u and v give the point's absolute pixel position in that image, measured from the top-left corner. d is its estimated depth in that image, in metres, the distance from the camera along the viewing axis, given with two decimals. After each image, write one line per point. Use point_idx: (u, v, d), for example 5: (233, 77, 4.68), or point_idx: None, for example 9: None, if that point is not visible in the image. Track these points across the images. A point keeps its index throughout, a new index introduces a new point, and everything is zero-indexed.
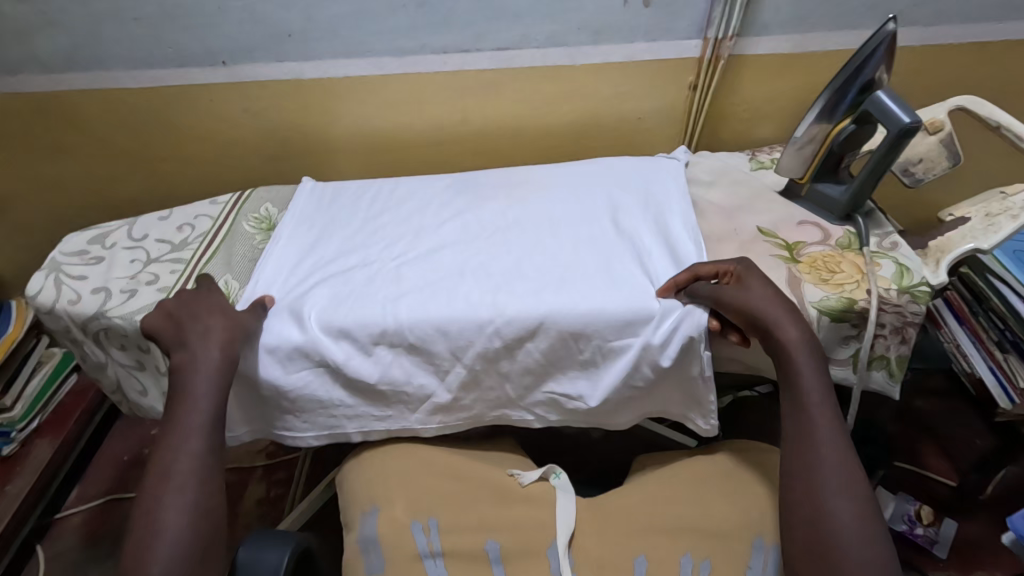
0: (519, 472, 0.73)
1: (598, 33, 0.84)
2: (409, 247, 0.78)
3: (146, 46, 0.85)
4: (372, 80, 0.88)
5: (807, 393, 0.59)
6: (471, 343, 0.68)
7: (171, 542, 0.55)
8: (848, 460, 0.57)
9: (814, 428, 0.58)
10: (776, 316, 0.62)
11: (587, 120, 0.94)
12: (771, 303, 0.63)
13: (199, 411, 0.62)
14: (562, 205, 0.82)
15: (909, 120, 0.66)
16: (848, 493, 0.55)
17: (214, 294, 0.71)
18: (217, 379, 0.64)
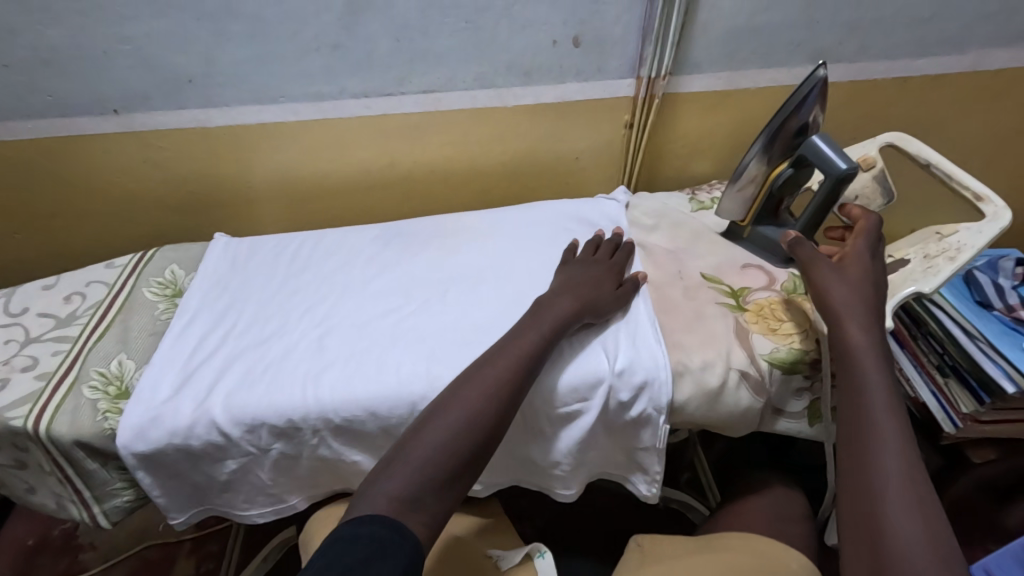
0: (499, 554, 0.64)
1: (528, 75, 0.80)
2: (334, 311, 0.71)
3: (19, 95, 0.75)
4: (287, 127, 0.81)
5: (870, 405, 0.55)
6: (404, 419, 0.62)
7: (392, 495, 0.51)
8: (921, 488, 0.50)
9: (875, 441, 0.53)
10: (851, 308, 0.60)
11: (523, 161, 0.89)
12: (858, 292, 0.61)
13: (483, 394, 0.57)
14: (499, 254, 0.77)
15: (846, 166, 0.65)
16: (921, 525, 0.48)
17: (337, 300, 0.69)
18: (525, 368, 0.59)
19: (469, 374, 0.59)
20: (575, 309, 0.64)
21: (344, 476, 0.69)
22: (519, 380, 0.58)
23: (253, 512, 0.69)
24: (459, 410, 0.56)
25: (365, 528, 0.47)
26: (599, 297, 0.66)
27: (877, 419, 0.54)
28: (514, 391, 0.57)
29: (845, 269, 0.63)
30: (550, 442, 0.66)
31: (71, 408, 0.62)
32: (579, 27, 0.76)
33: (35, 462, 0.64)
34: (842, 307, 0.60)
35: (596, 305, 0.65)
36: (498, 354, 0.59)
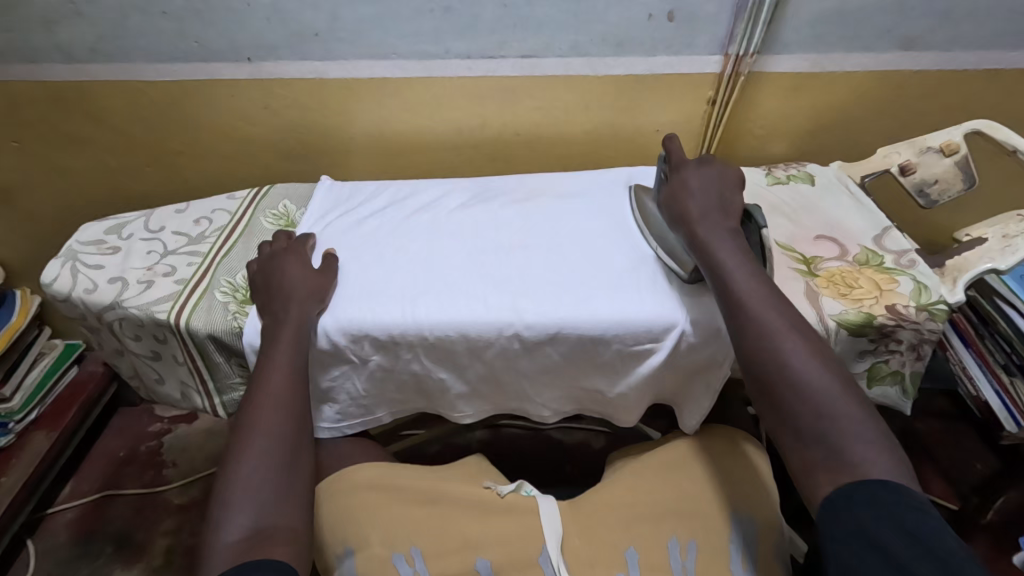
0: (494, 484, 0.73)
1: (620, 46, 0.85)
2: (425, 249, 0.78)
3: (172, 39, 0.86)
4: (396, 82, 0.89)
5: (724, 261, 0.63)
6: (490, 344, 0.69)
7: (249, 479, 0.58)
8: (786, 307, 0.61)
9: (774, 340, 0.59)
10: (705, 213, 0.67)
11: (605, 130, 0.95)
12: (704, 191, 0.69)
13: (274, 380, 0.64)
14: (578, 211, 0.83)
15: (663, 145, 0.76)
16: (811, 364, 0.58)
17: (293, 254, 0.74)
18: (301, 356, 0.66)
19: (265, 361, 0.65)
20: (309, 298, 0.69)
21: (424, 396, 0.76)
22: (296, 370, 0.65)
23: (343, 423, 0.77)
24: (256, 434, 0.61)
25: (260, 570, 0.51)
26: (316, 280, 0.71)
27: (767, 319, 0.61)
28: (295, 384, 0.65)
29: (680, 185, 0.70)
30: (618, 380, 0.72)
31: (206, 307, 0.72)
32: (674, 3, 0.81)
33: (169, 353, 0.74)
34: (693, 212, 0.67)
35: (321, 290, 0.70)
36: (267, 377, 0.64)
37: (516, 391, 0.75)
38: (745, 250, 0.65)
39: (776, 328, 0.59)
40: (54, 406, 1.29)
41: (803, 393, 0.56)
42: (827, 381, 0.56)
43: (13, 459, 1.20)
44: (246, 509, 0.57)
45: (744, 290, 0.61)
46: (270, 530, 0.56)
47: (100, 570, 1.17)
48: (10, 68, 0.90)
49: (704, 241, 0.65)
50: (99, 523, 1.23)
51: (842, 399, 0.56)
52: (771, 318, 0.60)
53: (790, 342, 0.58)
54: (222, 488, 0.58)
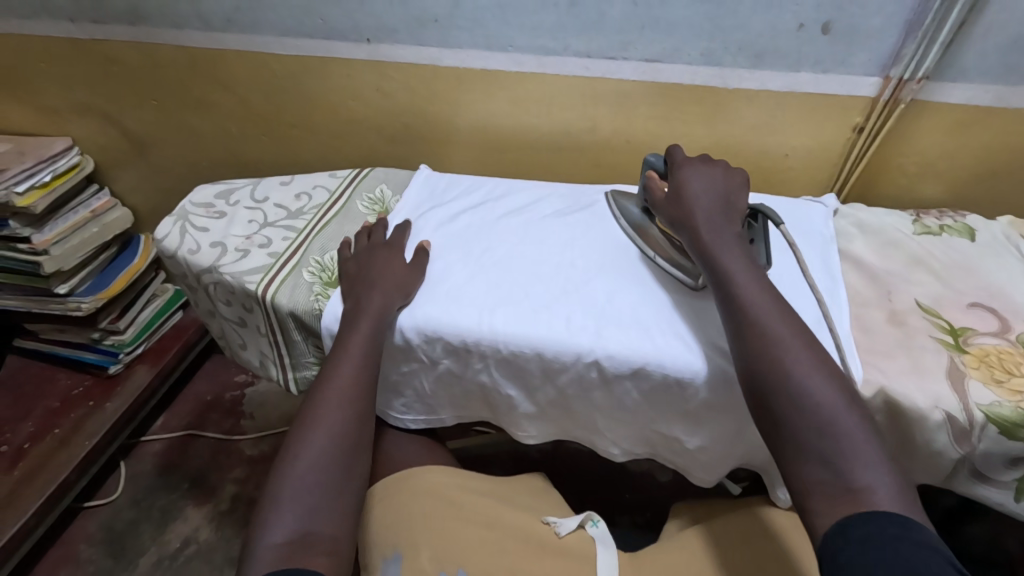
0: (556, 521, 0.67)
1: (759, 57, 0.76)
2: (512, 255, 0.74)
3: (298, 15, 0.87)
4: (506, 76, 0.86)
5: (733, 273, 0.58)
6: (565, 368, 0.64)
7: (306, 472, 0.58)
8: (795, 320, 0.56)
9: (777, 343, 0.53)
10: (709, 214, 0.62)
11: (725, 149, 0.86)
12: (708, 191, 0.64)
13: (344, 375, 0.63)
14: None
15: (649, 154, 0.73)
16: (824, 370, 0.52)
17: (384, 249, 0.73)
18: (374, 352, 0.64)
19: (337, 351, 0.64)
20: (389, 291, 0.67)
21: (490, 407, 0.73)
22: (366, 369, 0.64)
23: (407, 418, 0.76)
24: (317, 429, 0.61)
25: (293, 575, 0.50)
26: (403, 277, 0.69)
27: (770, 323, 0.55)
28: (365, 381, 0.63)
29: (682, 180, 0.65)
30: (699, 430, 0.65)
31: (292, 285, 0.73)
32: (834, 13, 0.70)
33: (253, 323, 0.76)
34: (697, 213, 0.63)
35: (407, 283, 0.69)
36: (337, 368, 0.63)
37: (586, 418, 0.69)
38: (751, 256, 0.61)
39: (795, 357, 0.52)
40: (157, 345, 1.39)
41: (813, 413, 0.50)
42: (839, 409, 0.50)
43: (118, 386, 1.31)
44: (294, 511, 0.56)
45: (756, 305, 0.56)
46: (313, 537, 0.56)
47: (175, 503, 1.25)
48: (157, 32, 0.96)
49: (708, 246, 0.60)
50: (181, 459, 1.33)
51: (853, 421, 0.49)
52: (789, 344, 0.53)
53: (798, 362, 0.52)
54: (280, 475, 0.59)
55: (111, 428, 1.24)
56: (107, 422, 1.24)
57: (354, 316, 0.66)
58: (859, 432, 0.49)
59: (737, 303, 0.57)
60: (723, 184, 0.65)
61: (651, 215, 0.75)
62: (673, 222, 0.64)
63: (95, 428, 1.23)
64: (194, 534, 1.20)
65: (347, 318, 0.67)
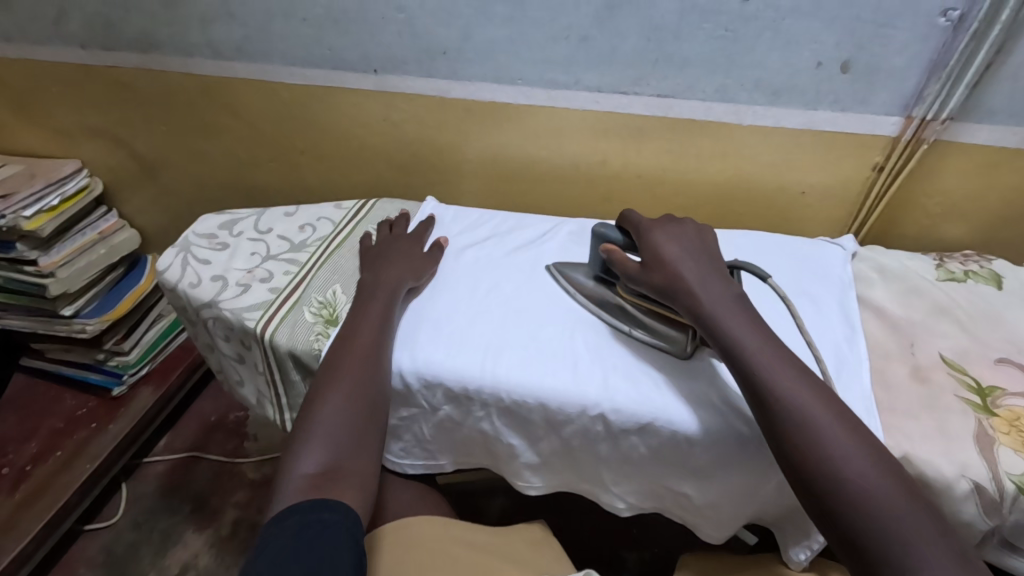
0: None
1: (777, 94, 0.73)
2: (517, 294, 0.72)
3: (306, 45, 0.86)
4: (516, 109, 0.84)
5: (744, 341, 0.54)
6: (570, 420, 0.62)
7: (332, 417, 0.60)
8: (826, 394, 0.51)
9: (807, 420, 0.49)
10: (702, 277, 0.59)
11: (739, 185, 0.84)
12: (686, 255, 0.61)
13: (363, 337, 0.65)
14: None
15: (597, 227, 0.67)
16: (863, 447, 0.48)
17: (386, 280, 0.72)
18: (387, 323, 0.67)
19: (354, 320, 0.67)
20: (399, 275, 0.72)
21: (491, 453, 0.71)
22: (381, 333, 0.66)
23: (407, 460, 0.74)
24: (340, 380, 0.62)
25: (323, 513, 0.53)
26: (418, 264, 0.74)
27: (799, 400, 0.50)
28: (382, 340, 0.65)
29: (661, 247, 0.61)
30: (708, 487, 0.62)
31: (293, 323, 0.71)
32: (856, 51, 0.68)
33: (253, 360, 0.75)
34: (690, 282, 0.59)
35: (416, 270, 0.73)
36: (356, 332, 0.66)
37: (591, 469, 0.66)
38: (759, 319, 0.57)
39: (831, 436, 0.48)
40: (162, 366, 1.39)
41: (866, 504, 0.45)
42: (889, 490, 0.46)
43: (122, 408, 1.30)
44: (323, 446, 0.58)
45: (776, 376, 0.52)
46: (342, 470, 0.57)
47: (175, 527, 1.24)
48: (165, 59, 0.96)
49: (713, 315, 0.56)
50: (183, 482, 1.32)
51: (914, 511, 0.45)
52: (824, 425, 0.49)
53: (835, 440, 0.48)
54: (305, 421, 0.60)
55: (114, 450, 1.23)
56: (110, 444, 1.23)
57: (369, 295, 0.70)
58: (924, 526, 0.44)
59: (758, 380, 0.52)
60: (698, 246, 0.62)
61: (609, 283, 0.69)
62: (660, 290, 0.59)
63: (98, 451, 1.22)
64: (194, 560, 1.19)
65: (364, 293, 0.71)
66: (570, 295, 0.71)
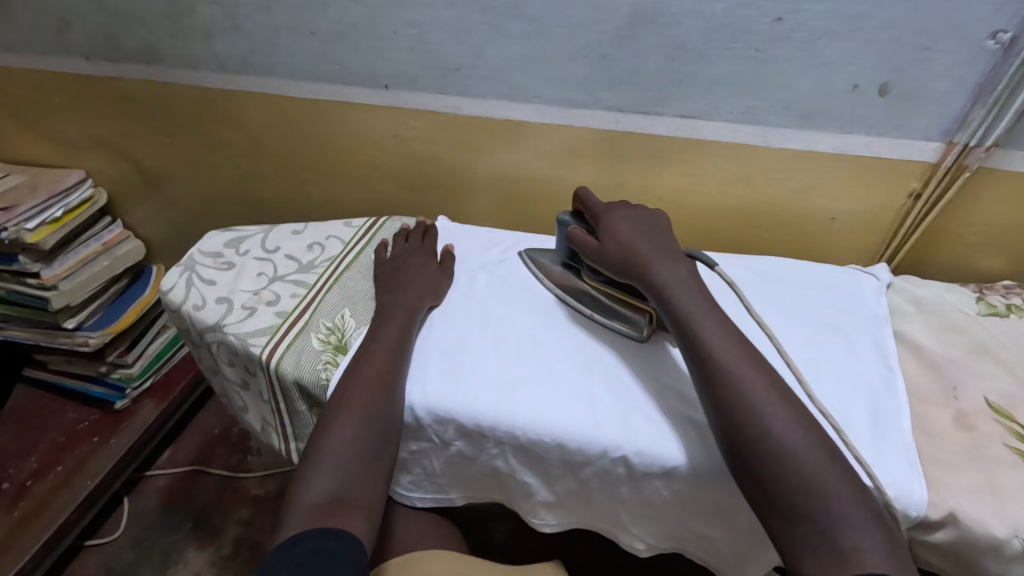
0: None
1: (807, 117, 0.70)
2: (534, 324, 0.69)
3: (315, 59, 0.83)
4: (532, 127, 0.81)
5: (688, 306, 0.55)
6: (589, 462, 0.58)
7: (345, 441, 0.56)
8: (758, 358, 0.52)
9: (734, 375, 0.50)
10: (653, 250, 0.60)
11: (765, 209, 0.80)
12: (639, 230, 0.62)
13: (380, 358, 0.62)
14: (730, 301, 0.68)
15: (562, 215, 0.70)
16: (786, 404, 0.49)
17: (402, 301, 0.69)
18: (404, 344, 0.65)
19: (371, 341, 0.65)
20: (417, 295, 0.70)
21: (504, 491, 0.67)
22: (398, 354, 0.63)
23: (416, 493, 0.70)
24: (354, 405, 0.58)
25: (333, 542, 0.49)
26: (432, 280, 0.72)
27: (730, 359, 0.51)
28: (401, 363, 0.63)
29: (613, 224, 0.63)
30: (736, 532, 0.59)
31: (299, 350, 0.68)
32: (894, 74, 0.64)
33: (258, 387, 0.72)
34: (642, 252, 0.60)
35: (435, 289, 0.72)
36: (373, 352, 0.63)
37: (609, 510, 0.63)
38: (706, 292, 0.57)
39: (753, 388, 0.49)
40: (165, 378, 1.36)
41: (779, 453, 0.46)
42: (807, 445, 0.47)
43: (124, 422, 1.28)
44: (333, 473, 0.54)
45: (710, 335, 0.53)
46: (352, 500, 0.53)
47: (176, 545, 1.21)
48: (171, 72, 0.93)
49: (660, 283, 0.57)
50: (185, 497, 1.29)
51: (828, 466, 0.46)
52: (752, 382, 0.50)
53: (759, 395, 0.49)
54: (315, 446, 0.56)
55: (115, 466, 1.20)
56: (112, 459, 1.21)
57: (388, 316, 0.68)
58: (835, 483, 0.45)
59: (694, 339, 0.53)
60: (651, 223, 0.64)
61: (574, 270, 0.72)
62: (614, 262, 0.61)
63: (99, 466, 1.19)
64: None
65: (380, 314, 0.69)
66: (538, 282, 0.74)
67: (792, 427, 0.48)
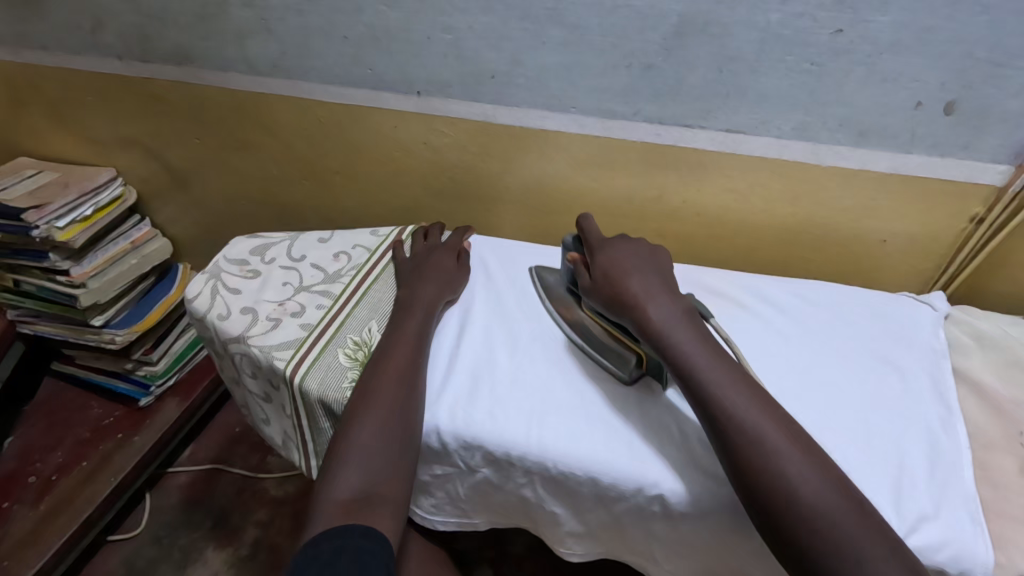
0: None
1: (863, 135, 0.66)
2: (564, 346, 0.66)
3: (347, 64, 0.81)
4: (568, 138, 0.78)
5: (689, 348, 0.52)
6: (623, 497, 0.56)
7: (367, 435, 0.55)
8: (768, 403, 0.50)
9: (749, 429, 0.47)
10: (649, 288, 0.57)
11: (812, 227, 0.76)
12: (636, 266, 0.60)
13: (401, 351, 0.62)
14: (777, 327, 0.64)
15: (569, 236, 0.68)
16: (805, 456, 0.46)
17: (419, 295, 0.69)
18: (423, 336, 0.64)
19: (393, 335, 0.64)
20: (435, 290, 0.70)
21: (530, 519, 0.65)
22: (417, 347, 0.63)
23: (437, 518, 0.67)
24: (376, 399, 0.57)
25: (360, 540, 0.48)
26: (450, 275, 0.73)
27: (742, 409, 0.48)
28: (421, 356, 0.62)
29: (608, 259, 0.61)
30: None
31: (324, 366, 0.66)
32: (962, 92, 0.60)
33: (281, 400, 0.70)
34: (638, 292, 0.57)
35: (452, 283, 0.72)
36: (395, 345, 0.63)
37: (640, 545, 0.60)
38: (706, 330, 0.55)
39: (773, 442, 0.46)
40: (188, 376, 1.37)
41: (802, 510, 0.44)
42: (836, 502, 0.44)
43: (148, 419, 1.28)
44: (359, 467, 0.53)
45: (717, 383, 0.50)
46: (378, 495, 0.52)
47: (196, 544, 1.21)
48: (201, 73, 0.92)
49: (658, 322, 0.54)
50: (206, 495, 1.29)
51: (854, 521, 0.43)
52: (768, 434, 0.47)
53: (778, 449, 0.46)
54: (339, 442, 0.55)
55: (138, 463, 1.21)
56: (136, 456, 1.21)
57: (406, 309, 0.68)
58: (866, 538, 0.43)
59: (699, 388, 0.50)
60: (647, 256, 0.62)
61: (576, 297, 0.69)
62: (610, 302, 0.58)
63: (122, 463, 1.20)
64: None
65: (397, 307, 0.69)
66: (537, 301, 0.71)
67: (819, 483, 0.45)
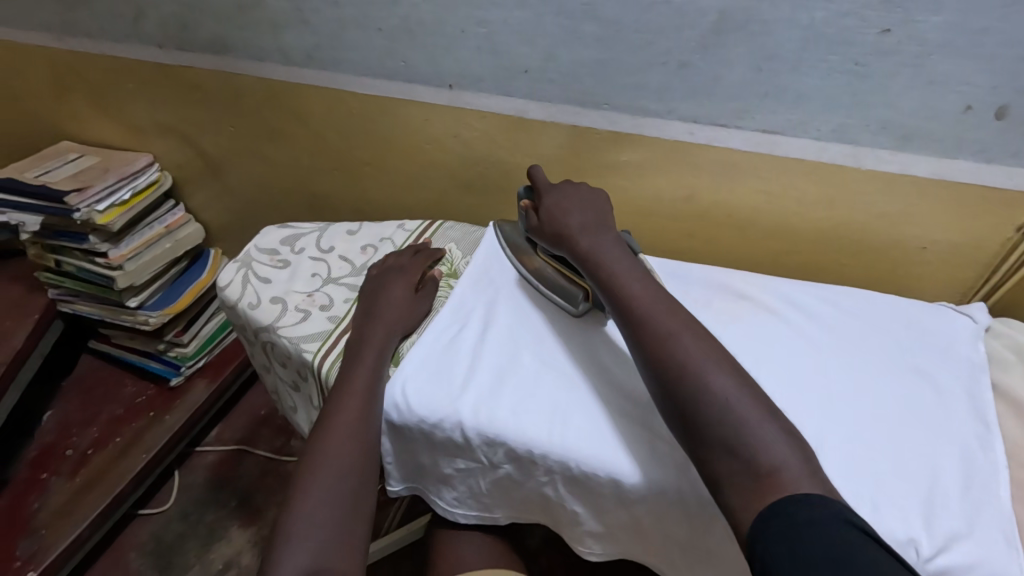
0: None
1: (906, 139, 0.64)
2: (590, 345, 0.66)
3: (380, 56, 0.81)
4: (599, 135, 0.77)
5: (614, 270, 0.59)
6: (644, 499, 0.55)
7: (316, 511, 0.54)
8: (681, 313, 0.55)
9: (658, 330, 0.53)
10: (583, 224, 0.64)
11: (848, 232, 0.74)
12: (579, 206, 0.66)
13: (349, 409, 0.60)
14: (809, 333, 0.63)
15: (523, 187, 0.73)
16: (705, 349, 0.51)
17: (375, 335, 0.66)
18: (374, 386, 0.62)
19: (339, 386, 0.62)
20: (388, 329, 0.67)
21: (549, 516, 0.65)
22: (368, 403, 0.61)
23: (459, 511, 0.68)
24: (322, 473, 0.56)
25: None
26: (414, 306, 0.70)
27: (654, 315, 0.54)
28: (370, 413, 0.60)
29: (550, 199, 0.68)
30: None
31: None
32: (1015, 97, 0.57)
33: (308, 391, 0.72)
34: (573, 227, 0.64)
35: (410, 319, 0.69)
36: (341, 401, 0.61)
37: (660, 550, 0.60)
38: (633, 257, 0.61)
39: (677, 340, 0.52)
40: (218, 358, 1.40)
41: (694, 389, 0.48)
42: (730, 384, 0.48)
43: (178, 399, 1.32)
44: (308, 549, 0.52)
45: (633, 295, 0.56)
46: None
47: (221, 522, 1.25)
48: (237, 62, 0.94)
49: (587, 250, 0.61)
50: (231, 475, 1.33)
51: (741, 397, 0.48)
52: (674, 333, 0.52)
53: (682, 344, 0.51)
54: (285, 518, 0.54)
55: (167, 442, 1.25)
56: (165, 435, 1.25)
57: (356, 354, 0.65)
58: (752, 411, 0.47)
59: (620, 300, 0.56)
60: (585, 194, 0.68)
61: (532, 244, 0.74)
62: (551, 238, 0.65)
63: (153, 441, 1.24)
64: (237, 557, 1.19)
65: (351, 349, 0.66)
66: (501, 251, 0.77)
67: (715, 370, 0.49)
